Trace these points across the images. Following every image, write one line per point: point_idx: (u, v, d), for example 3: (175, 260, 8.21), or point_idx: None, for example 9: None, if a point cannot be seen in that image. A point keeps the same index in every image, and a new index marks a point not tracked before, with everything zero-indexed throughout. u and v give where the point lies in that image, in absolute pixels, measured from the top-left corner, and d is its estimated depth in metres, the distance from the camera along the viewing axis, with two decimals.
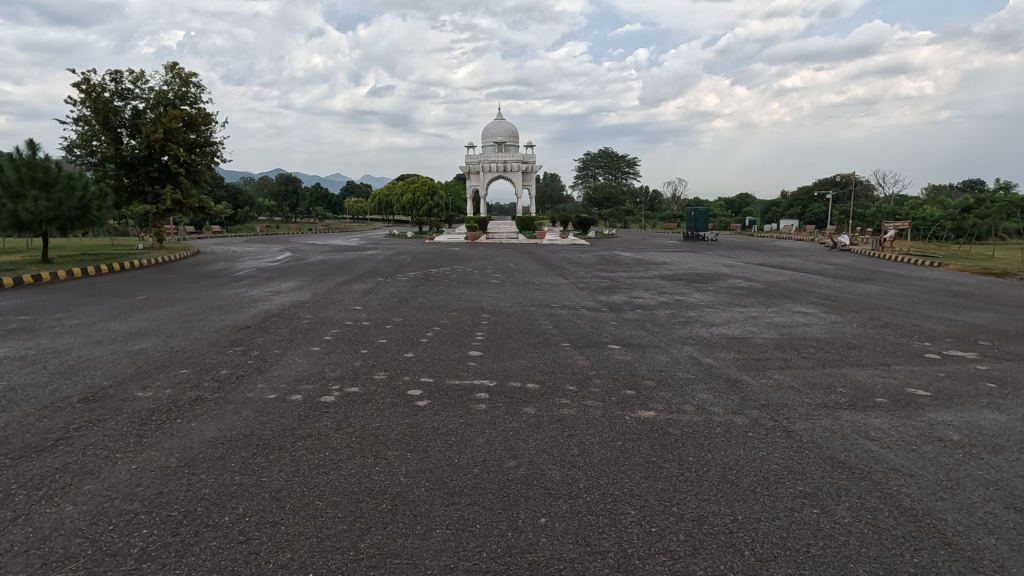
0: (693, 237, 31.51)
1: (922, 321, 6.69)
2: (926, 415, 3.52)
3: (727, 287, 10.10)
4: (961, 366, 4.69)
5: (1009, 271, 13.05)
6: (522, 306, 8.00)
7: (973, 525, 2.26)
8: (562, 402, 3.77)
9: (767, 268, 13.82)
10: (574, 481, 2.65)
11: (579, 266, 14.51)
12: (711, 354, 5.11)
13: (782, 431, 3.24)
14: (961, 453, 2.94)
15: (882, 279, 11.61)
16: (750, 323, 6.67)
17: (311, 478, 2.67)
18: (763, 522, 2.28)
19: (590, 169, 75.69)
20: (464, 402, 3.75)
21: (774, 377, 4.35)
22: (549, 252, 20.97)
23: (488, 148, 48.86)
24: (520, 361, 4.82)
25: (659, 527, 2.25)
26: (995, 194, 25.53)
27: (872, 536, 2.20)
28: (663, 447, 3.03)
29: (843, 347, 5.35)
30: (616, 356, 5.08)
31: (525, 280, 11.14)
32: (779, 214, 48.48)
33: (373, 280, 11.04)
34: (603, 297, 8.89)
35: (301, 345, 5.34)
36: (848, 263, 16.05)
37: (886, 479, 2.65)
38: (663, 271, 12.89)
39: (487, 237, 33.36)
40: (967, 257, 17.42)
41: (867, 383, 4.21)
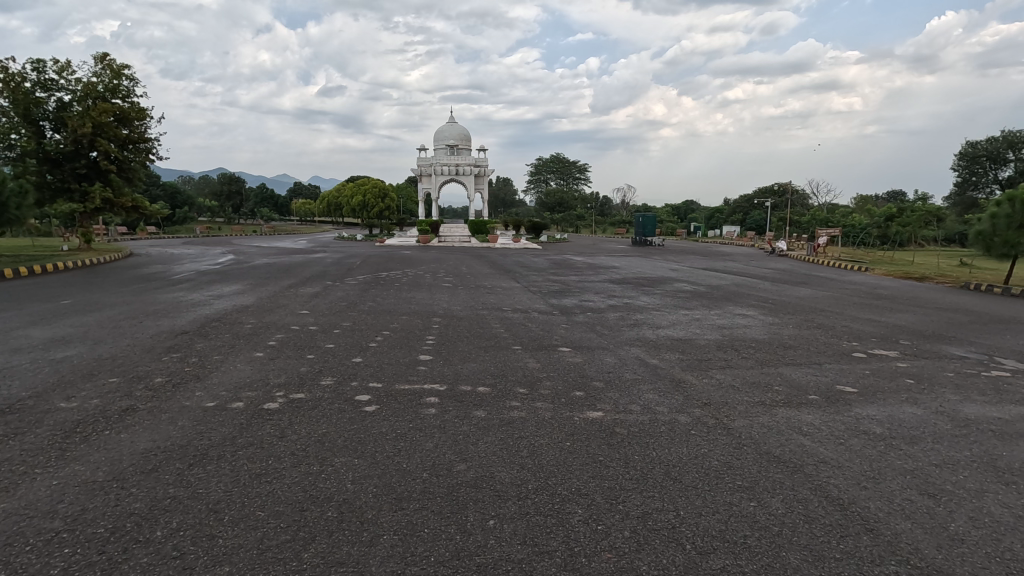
0: (641, 241, 32.26)
1: (850, 323, 7.13)
2: (853, 410, 3.75)
3: (672, 291, 10.40)
4: (884, 364, 5.03)
5: (928, 276, 14.07)
6: (474, 309, 8.01)
7: (892, 512, 2.43)
8: (512, 404, 3.79)
9: (710, 272, 14.40)
10: (523, 482, 2.66)
11: (532, 270, 14.66)
12: (657, 356, 5.28)
13: (722, 428, 3.38)
14: (883, 445, 3.15)
15: (816, 283, 12.25)
16: (695, 325, 6.93)
17: (251, 488, 2.58)
18: (703, 517, 2.37)
19: (542, 174, 76.62)
20: (414, 407, 3.71)
21: (715, 377, 4.53)
22: (501, 256, 20.91)
23: (441, 151, 48.64)
24: (471, 365, 4.81)
25: (605, 525, 2.30)
26: (915, 205, 27.55)
27: (803, 525, 2.32)
28: (610, 447, 3.09)
29: (779, 348, 5.63)
30: (566, 358, 5.17)
31: (477, 284, 11.16)
32: (722, 221, 50.51)
33: (320, 283, 10.77)
34: (554, 300, 9.02)
35: (244, 351, 5.15)
36: (785, 267, 16.80)
37: (816, 472, 2.81)
38: (613, 275, 13.18)
39: (440, 240, 33.18)
40: (891, 262, 18.72)
41: (799, 381, 4.45)
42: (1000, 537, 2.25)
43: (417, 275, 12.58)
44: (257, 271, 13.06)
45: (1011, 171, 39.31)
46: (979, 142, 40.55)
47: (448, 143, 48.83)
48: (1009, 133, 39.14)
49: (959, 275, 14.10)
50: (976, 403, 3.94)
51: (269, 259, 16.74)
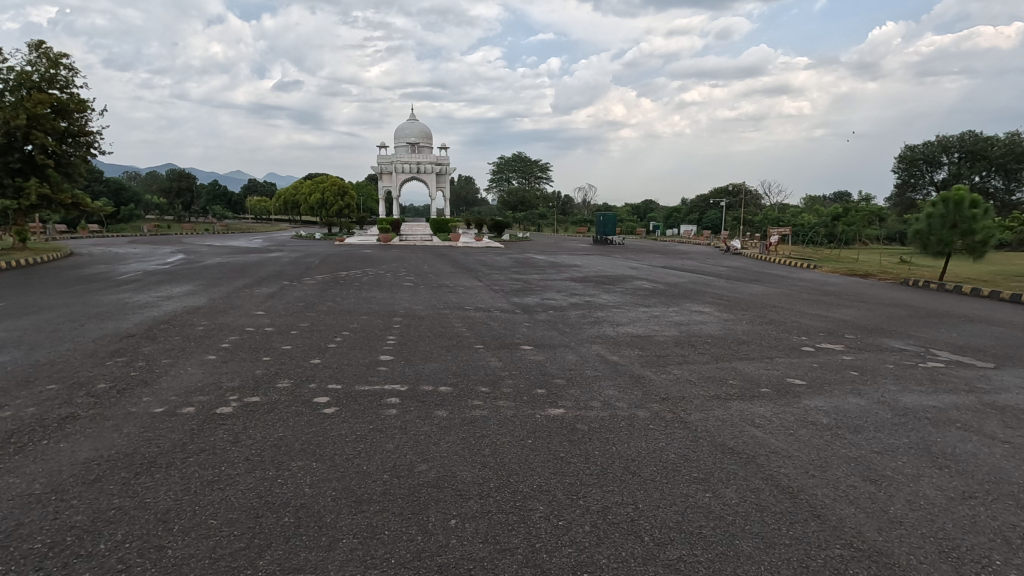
0: (602, 240, 32.67)
1: (800, 318, 7.43)
2: (802, 402, 3.92)
3: (632, 288, 10.57)
4: (830, 357, 5.27)
5: (871, 273, 14.79)
6: (435, 308, 7.96)
7: (837, 498, 2.54)
8: (474, 403, 3.79)
9: (668, 270, 14.74)
10: (485, 481, 2.67)
11: (493, 269, 14.66)
12: (617, 352, 5.37)
13: (679, 422, 3.46)
14: (829, 435, 3.30)
15: (768, 280, 12.71)
16: (653, 322, 7.08)
17: (203, 495, 2.49)
18: (661, 509, 2.43)
19: (504, 172, 76.72)
20: (374, 408, 3.65)
21: (673, 372, 4.64)
22: (462, 254, 20.76)
23: (402, 149, 48.05)
24: (433, 364, 4.78)
25: (566, 521, 2.33)
26: (858, 206, 28.94)
27: (755, 513, 2.41)
28: (571, 443, 3.13)
29: (733, 343, 5.82)
30: (528, 356, 5.20)
31: (439, 283, 11.08)
32: (680, 220, 51.75)
33: (277, 283, 10.47)
34: (516, 299, 9.06)
35: (195, 354, 4.96)
36: (739, 265, 17.38)
37: (767, 462, 2.92)
38: (574, 274, 13.33)
39: (401, 238, 32.78)
40: (837, 260, 19.59)
41: (752, 375, 4.61)
42: (934, 518, 2.39)
43: (378, 275, 12.42)
44: (209, 271, 12.60)
45: (944, 173, 41.76)
46: (916, 146, 42.91)
47: (409, 140, 48.24)
48: (942, 137, 41.58)
49: (898, 272, 14.89)
50: (914, 393, 4.17)
51: (222, 258, 16.17)
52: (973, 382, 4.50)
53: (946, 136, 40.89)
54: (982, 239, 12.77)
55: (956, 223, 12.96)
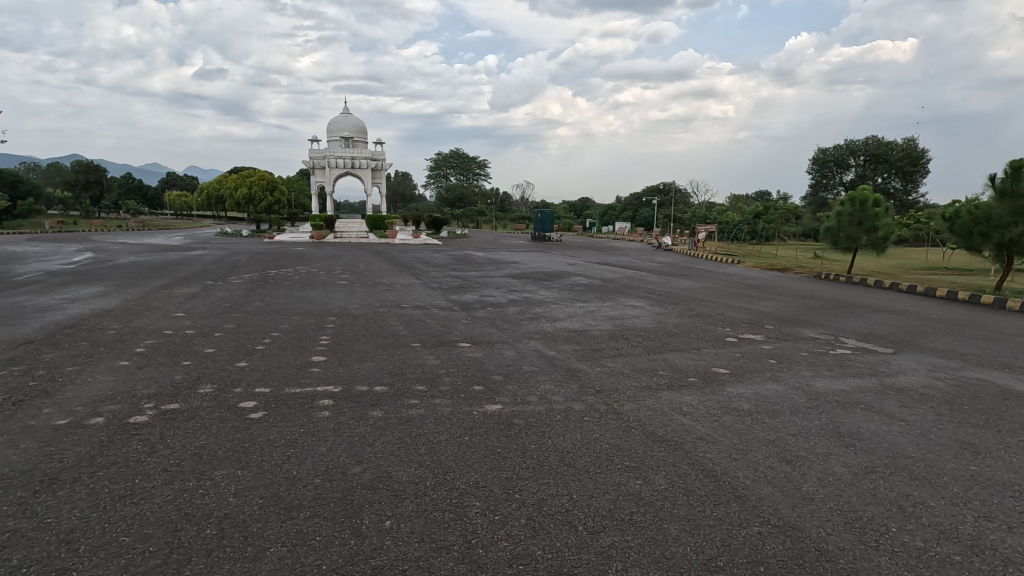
0: (540, 237, 32.98)
1: (724, 310, 7.84)
2: (726, 389, 4.14)
3: (569, 284, 10.75)
4: (752, 346, 5.59)
5: (788, 267, 15.81)
6: (371, 307, 7.78)
7: (757, 479, 2.70)
8: (410, 402, 3.74)
9: (602, 266, 15.15)
10: (421, 480, 2.64)
11: (431, 266, 14.50)
12: (553, 347, 5.46)
13: (612, 413, 3.57)
14: (750, 420, 3.50)
15: (697, 275, 13.32)
16: (589, 316, 7.25)
17: (114, 511, 2.31)
18: (595, 498, 2.49)
19: (442, 168, 76.05)
20: (306, 411, 3.53)
21: (607, 365, 4.78)
22: (399, 251, 20.41)
23: (335, 143, 46.55)
24: (369, 364, 4.67)
25: (502, 515, 2.34)
26: (777, 205, 30.86)
27: (682, 497, 2.52)
28: (507, 438, 3.15)
29: (664, 335, 6.06)
30: (466, 353, 5.18)
31: (375, 281, 10.83)
32: (615, 217, 53.23)
33: (199, 283, 9.86)
34: (454, 296, 9.01)
35: (105, 360, 4.58)
36: (669, 261, 18.13)
37: (694, 448, 3.06)
38: (512, 270, 13.42)
39: (336, 235, 31.79)
40: (757, 255, 20.84)
41: (681, 365, 4.82)
42: (841, 492, 2.59)
43: (310, 273, 12.01)
44: (122, 270, 11.72)
45: (852, 175, 45.24)
46: (828, 149, 46.19)
47: (342, 134, 46.83)
48: (850, 141, 44.98)
49: (813, 266, 16.01)
50: (825, 378, 4.51)
51: (136, 257, 15.05)
52: (876, 367, 4.92)
53: (853, 141, 44.27)
54: (883, 235, 13.94)
55: (861, 220, 14.06)
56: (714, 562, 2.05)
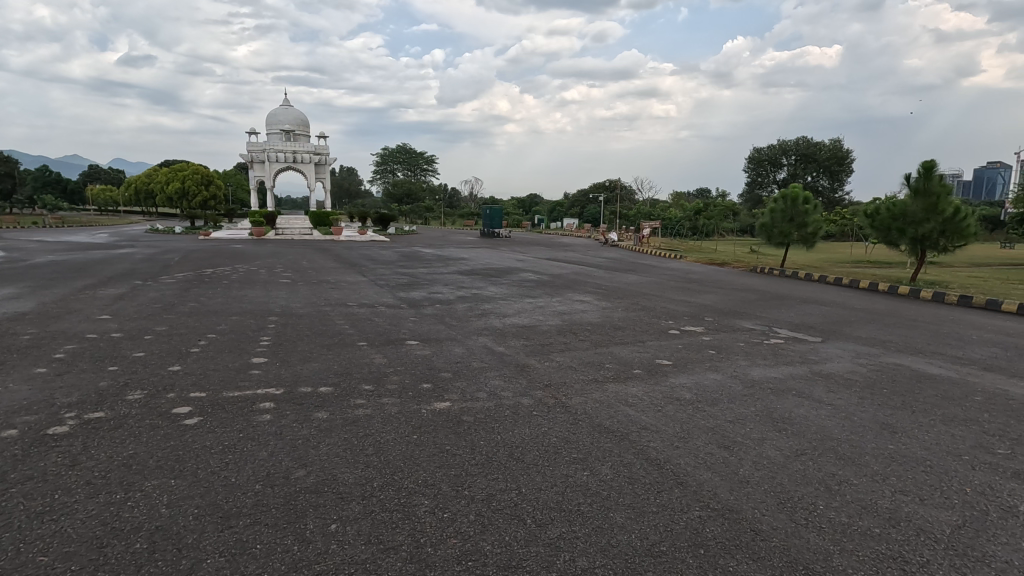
0: (488, 233, 32.96)
1: (668, 304, 8.10)
2: (669, 380, 4.28)
3: (517, 280, 10.81)
4: (693, 338, 5.80)
5: (727, 262, 16.50)
6: (315, 306, 7.54)
7: (698, 465, 2.81)
8: (356, 402, 3.66)
9: (550, 262, 15.33)
10: (368, 481, 2.59)
11: (378, 263, 14.22)
12: (503, 343, 5.47)
13: (560, 407, 3.62)
14: (691, 409, 3.63)
15: (642, 270, 13.68)
16: (538, 312, 7.31)
17: (30, 530, 2.15)
18: (543, 491, 2.52)
19: (389, 164, 74.68)
20: (246, 415, 3.39)
21: (555, 359, 4.84)
22: (345, 248, 19.88)
23: (275, 136, 44.83)
24: (313, 365, 4.53)
25: (451, 512, 2.34)
26: (716, 202, 32.16)
27: (627, 486, 2.59)
28: (456, 435, 3.15)
29: (610, 329, 6.19)
30: (414, 351, 5.12)
31: (319, 279, 10.53)
32: (563, 214, 53.94)
33: (126, 283, 9.27)
34: (402, 293, 8.88)
35: (18, 368, 4.23)
36: (616, 256, 18.55)
37: (639, 438, 3.15)
38: (461, 267, 13.36)
39: (277, 232, 30.66)
40: (698, 250, 21.63)
41: (627, 358, 4.95)
42: (773, 474, 2.74)
43: (249, 271, 11.53)
44: (38, 271, 10.85)
45: (784, 173, 47.70)
46: (762, 149, 48.48)
47: (283, 127, 45.13)
48: (782, 141, 47.38)
49: (749, 261, 16.77)
50: (760, 366, 4.75)
51: (55, 256, 13.99)
52: (806, 355, 5.21)
53: (785, 141, 46.66)
54: (813, 231, 14.75)
55: (793, 216, 14.84)
56: (657, 547, 2.12)
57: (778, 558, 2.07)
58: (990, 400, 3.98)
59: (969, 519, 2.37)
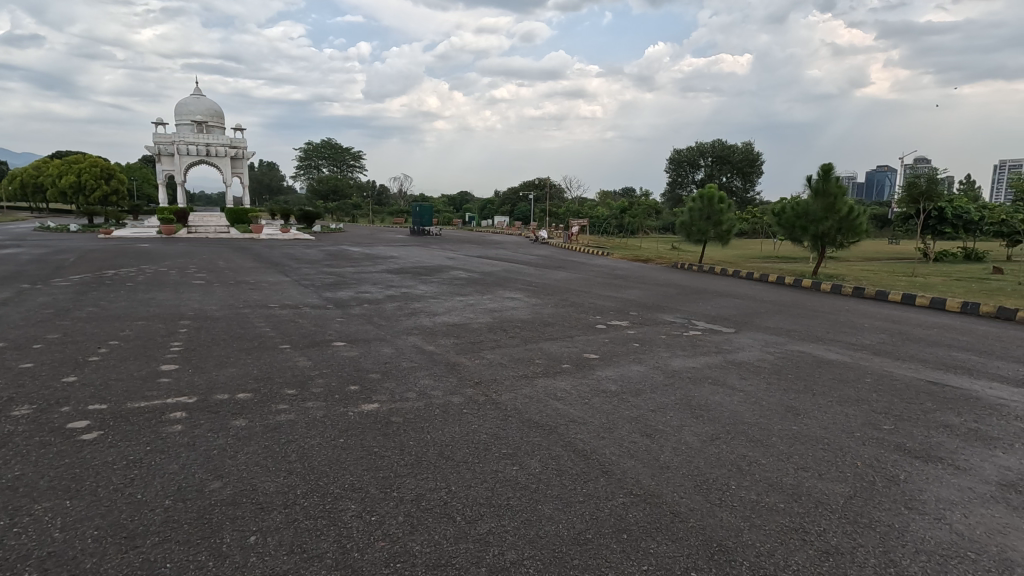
0: (418, 231, 32.53)
1: (595, 299, 8.35)
2: (596, 373, 4.42)
3: (448, 278, 10.74)
4: (619, 332, 6.02)
5: (650, 258, 17.21)
6: (234, 308, 7.14)
7: (623, 454, 2.92)
8: (279, 408, 3.50)
9: (481, 260, 15.38)
10: (291, 489, 2.49)
11: (303, 262, 13.69)
12: (432, 342, 5.42)
13: (490, 404, 3.65)
14: (617, 400, 3.77)
15: (570, 266, 14.02)
16: (469, 310, 7.31)
17: None
18: (473, 488, 2.53)
19: (312, 159, 71.88)
20: (154, 426, 3.15)
21: (486, 357, 4.86)
22: (264, 247, 18.96)
23: (185, 128, 41.94)
24: (229, 370, 4.28)
25: (379, 515, 2.29)
26: (639, 201, 33.46)
27: (555, 478, 2.65)
28: (385, 437, 3.09)
29: (540, 325, 6.30)
30: (341, 352, 4.97)
31: (237, 279, 9.98)
32: (493, 212, 54.18)
33: (11, 287, 8.37)
34: (328, 293, 8.59)
35: None
36: (546, 254, 18.88)
37: (567, 431, 3.22)
38: (391, 265, 13.10)
39: (190, 230, 28.68)
40: (624, 247, 22.42)
41: (556, 353, 5.05)
42: (691, 459, 2.90)
43: (159, 272, 10.74)
44: None
45: (702, 174, 50.35)
46: (681, 150, 50.95)
47: (194, 118, 42.30)
48: (699, 144, 50.00)
49: (671, 257, 17.57)
50: (679, 357, 5.00)
51: None
52: (721, 345, 5.54)
53: (701, 144, 49.30)
54: (727, 228, 15.66)
55: (709, 215, 15.69)
56: (583, 535, 2.19)
57: (694, 537, 2.20)
58: (878, 381, 4.41)
59: (859, 489, 2.62)
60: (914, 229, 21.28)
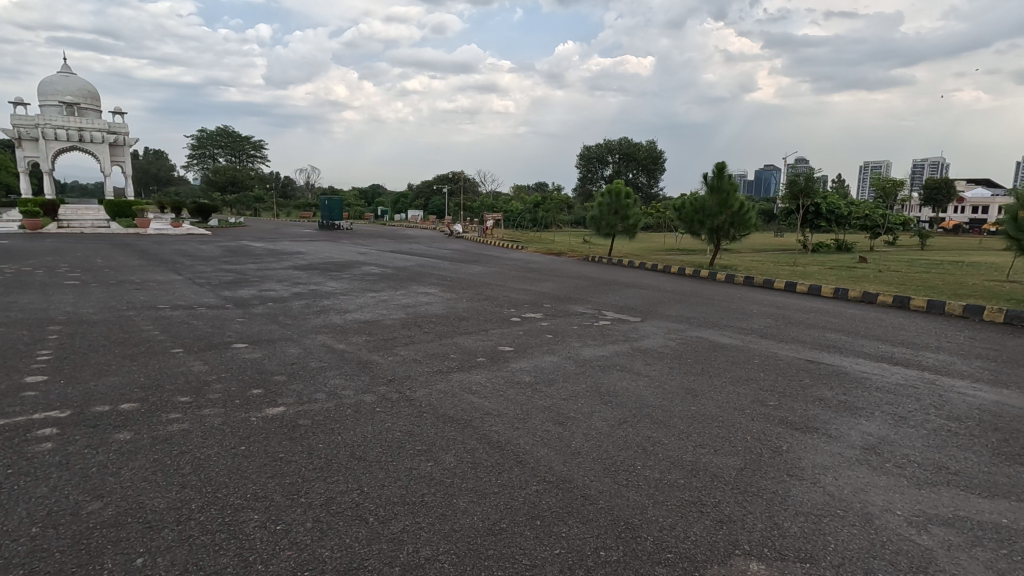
0: (327, 225, 31.20)
1: (509, 293, 8.43)
2: (510, 365, 4.48)
3: (360, 274, 10.39)
4: (533, 324, 6.14)
5: (563, 252, 17.65)
6: (116, 310, 6.46)
7: (536, 443, 2.99)
8: (171, 417, 3.22)
9: (394, 254, 15.04)
10: (185, 504, 2.30)
11: (197, 259, 12.66)
12: (343, 340, 5.22)
13: (404, 401, 3.58)
14: (530, 391, 3.84)
15: (485, 260, 14.07)
16: (381, 306, 7.12)
17: None
18: (386, 487, 2.48)
19: (207, 148, 66.59)
20: (17, 446, 2.79)
21: (399, 353, 4.77)
22: (153, 243, 17.36)
23: (51, 110, 37.24)
24: (110, 379, 3.88)
25: (285, 523, 2.19)
26: (552, 196, 34.26)
27: (470, 471, 2.66)
28: (292, 441, 2.95)
29: (455, 320, 6.26)
30: (242, 354, 4.66)
31: (120, 279, 9.03)
32: (407, 206, 53.10)
33: None
34: (227, 292, 8.01)
35: None
36: (461, 248, 18.81)
37: (481, 424, 3.24)
38: (297, 261, 12.43)
39: (60, 224, 25.54)
40: (538, 241, 22.80)
41: (470, 347, 5.06)
42: (600, 443, 3.02)
43: (21, 272, 9.47)
44: None
45: (610, 170, 52.37)
46: (591, 147, 52.66)
47: (62, 99, 37.63)
48: (607, 141, 51.95)
49: (582, 250, 18.14)
50: (590, 346, 5.19)
51: None
52: (629, 334, 5.81)
53: (609, 141, 51.27)
54: (633, 223, 16.38)
55: (617, 210, 16.36)
56: (498, 525, 2.21)
57: (603, 518, 2.29)
58: (765, 361, 4.84)
59: (748, 461, 2.86)
60: (795, 223, 23.46)
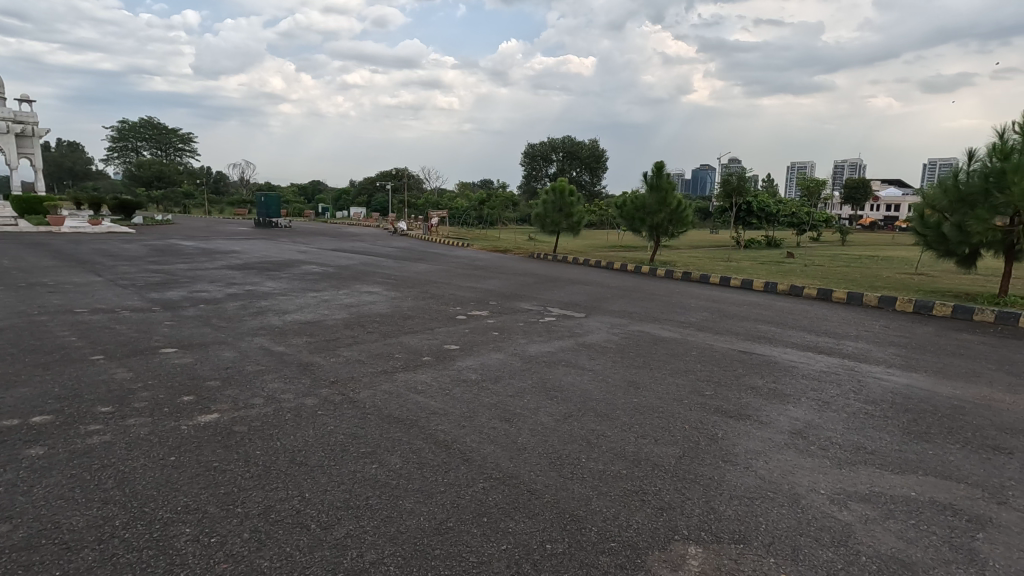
0: (264, 222, 29.91)
1: (456, 291, 8.38)
2: (456, 363, 4.45)
3: (299, 273, 10.04)
4: (479, 322, 6.13)
5: (508, 249, 17.71)
6: (25, 315, 5.93)
7: (482, 441, 2.99)
8: (90, 429, 3.01)
9: (336, 252, 14.61)
10: (107, 520, 2.16)
11: (120, 259, 11.82)
12: (282, 342, 5.03)
13: (347, 402, 3.50)
14: (477, 389, 3.83)
15: (430, 258, 13.93)
16: (323, 306, 6.91)
17: None
18: (328, 492, 2.41)
19: (129, 140, 62.34)
20: None
21: (342, 354, 4.65)
22: (69, 242, 16.10)
23: None
24: (19, 391, 3.56)
25: (220, 535, 2.09)
26: (497, 193, 34.30)
27: (416, 471, 2.63)
28: (227, 448, 2.82)
29: (400, 319, 6.16)
30: (172, 359, 4.40)
31: (31, 281, 8.31)
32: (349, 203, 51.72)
33: None
34: (154, 294, 7.54)
35: None
36: (405, 246, 18.54)
37: (427, 423, 3.21)
38: (232, 261, 11.85)
39: None
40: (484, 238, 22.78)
41: (416, 346, 5.00)
42: (546, 438, 3.05)
43: None
44: None
45: (554, 168, 52.98)
46: (535, 145, 53.06)
47: None
48: (550, 139, 52.50)
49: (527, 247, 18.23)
50: (535, 342, 5.24)
51: None
52: (573, 329, 5.91)
53: (553, 139, 51.83)
54: (577, 220, 16.62)
55: (561, 207, 16.57)
56: (444, 525, 2.20)
57: (549, 512, 2.33)
58: (702, 353, 5.05)
59: (686, 449, 2.98)
60: (729, 220, 24.53)
